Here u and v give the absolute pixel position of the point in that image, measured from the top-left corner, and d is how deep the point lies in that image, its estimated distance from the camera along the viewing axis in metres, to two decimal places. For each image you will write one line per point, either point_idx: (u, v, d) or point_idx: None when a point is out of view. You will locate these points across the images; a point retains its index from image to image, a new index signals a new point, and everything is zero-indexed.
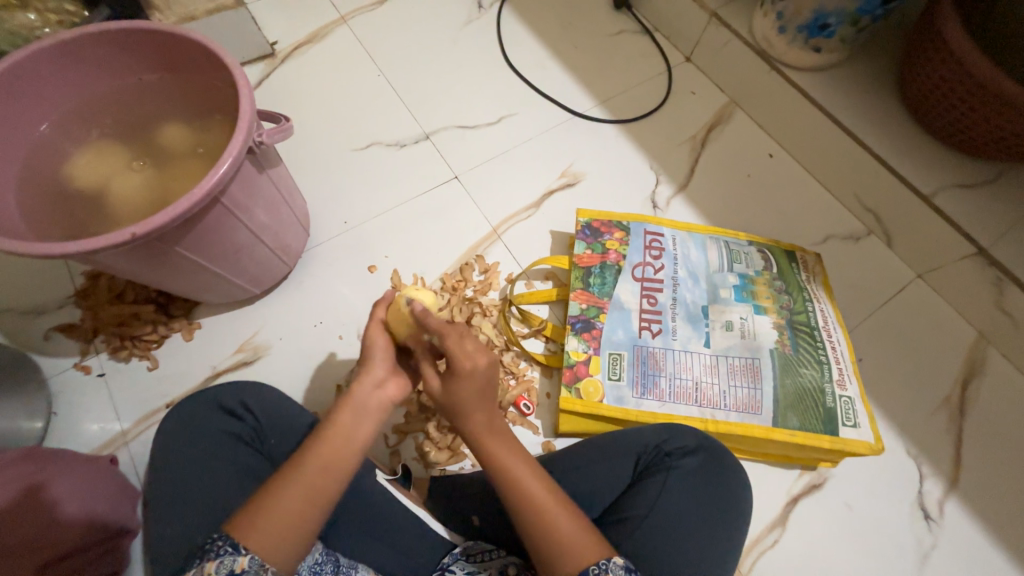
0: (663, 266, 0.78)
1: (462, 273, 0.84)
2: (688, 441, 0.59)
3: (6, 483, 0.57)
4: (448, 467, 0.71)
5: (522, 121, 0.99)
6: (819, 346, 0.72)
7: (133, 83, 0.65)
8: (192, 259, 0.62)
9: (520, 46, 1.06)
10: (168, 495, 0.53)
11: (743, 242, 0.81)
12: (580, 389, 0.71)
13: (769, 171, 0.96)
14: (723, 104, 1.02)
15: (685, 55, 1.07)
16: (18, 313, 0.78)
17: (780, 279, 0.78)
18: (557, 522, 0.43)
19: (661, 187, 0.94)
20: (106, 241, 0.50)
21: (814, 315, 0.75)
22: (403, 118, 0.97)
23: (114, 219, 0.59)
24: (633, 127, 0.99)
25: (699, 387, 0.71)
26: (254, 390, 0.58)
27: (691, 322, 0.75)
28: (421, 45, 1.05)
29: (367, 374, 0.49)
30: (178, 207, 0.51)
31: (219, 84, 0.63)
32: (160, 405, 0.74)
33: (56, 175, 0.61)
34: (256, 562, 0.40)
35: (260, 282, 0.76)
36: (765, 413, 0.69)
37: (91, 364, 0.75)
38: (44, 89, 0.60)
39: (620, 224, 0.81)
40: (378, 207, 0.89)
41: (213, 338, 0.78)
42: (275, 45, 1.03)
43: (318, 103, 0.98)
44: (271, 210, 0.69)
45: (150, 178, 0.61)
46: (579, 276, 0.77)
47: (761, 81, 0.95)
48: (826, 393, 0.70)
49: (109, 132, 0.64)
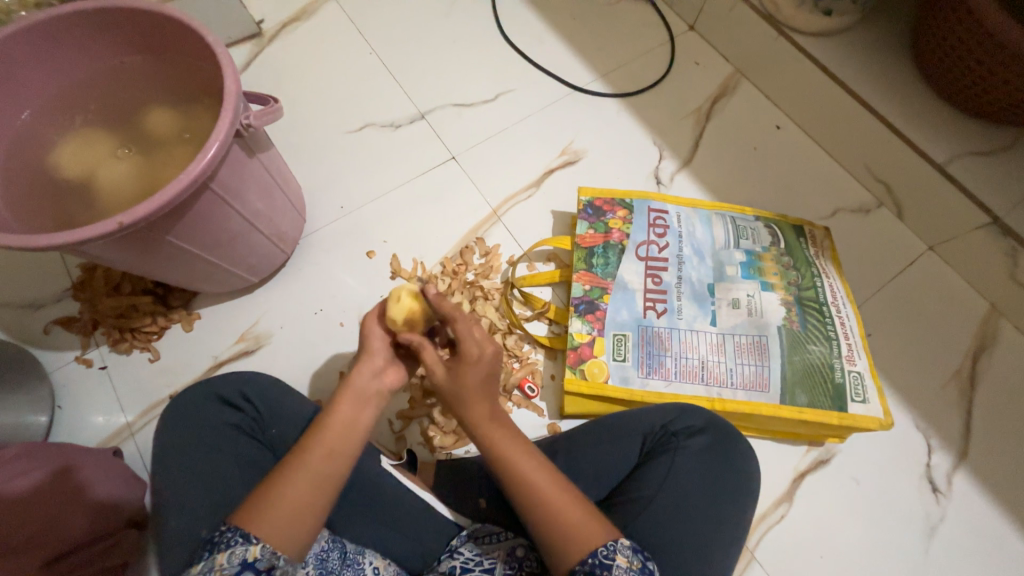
0: (668, 244, 0.77)
1: (462, 256, 0.82)
2: (696, 420, 0.58)
3: (27, 473, 0.57)
4: (454, 451, 0.71)
5: (520, 98, 0.95)
6: (827, 321, 0.71)
7: (115, 67, 0.63)
8: (186, 248, 0.60)
9: (516, 20, 1.02)
10: (167, 489, 0.52)
11: (749, 218, 0.79)
12: (584, 370, 0.70)
13: (775, 143, 0.94)
14: (728, 74, 0.99)
15: (687, 24, 1.03)
16: (17, 307, 0.77)
17: (788, 255, 0.76)
18: (558, 499, 0.42)
19: (664, 162, 0.91)
20: (94, 232, 0.48)
21: (823, 290, 0.73)
22: (396, 98, 0.94)
23: (103, 207, 0.57)
24: (635, 100, 0.96)
25: (705, 366, 0.70)
26: (254, 380, 0.58)
27: (696, 301, 0.74)
28: (412, 21, 1.01)
29: (366, 364, 0.48)
30: (165, 194, 0.50)
31: (205, 66, 0.61)
32: (163, 397, 0.74)
33: (41, 165, 0.59)
34: (269, 550, 0.40)
35: (258, 270, 0.75)
36: (773, 391, 0.68)
37: (92, 357, 0.75)
38: (23, 73, 0.58)
39: (622, 202, 0.79)
40: (374, 191, 0.87)
41: (213, 329, 0.77)
42: (261, 25, 0.99)
43: (308, 84, 0.95)
44: (264, 196, 0.67)
45: (138, 165, 0.59)
46: (582, 257, 0.76)
47: (769, 48, 0.91)
48: (835, 368, 0.68)
49: (93, 118, 0.61)
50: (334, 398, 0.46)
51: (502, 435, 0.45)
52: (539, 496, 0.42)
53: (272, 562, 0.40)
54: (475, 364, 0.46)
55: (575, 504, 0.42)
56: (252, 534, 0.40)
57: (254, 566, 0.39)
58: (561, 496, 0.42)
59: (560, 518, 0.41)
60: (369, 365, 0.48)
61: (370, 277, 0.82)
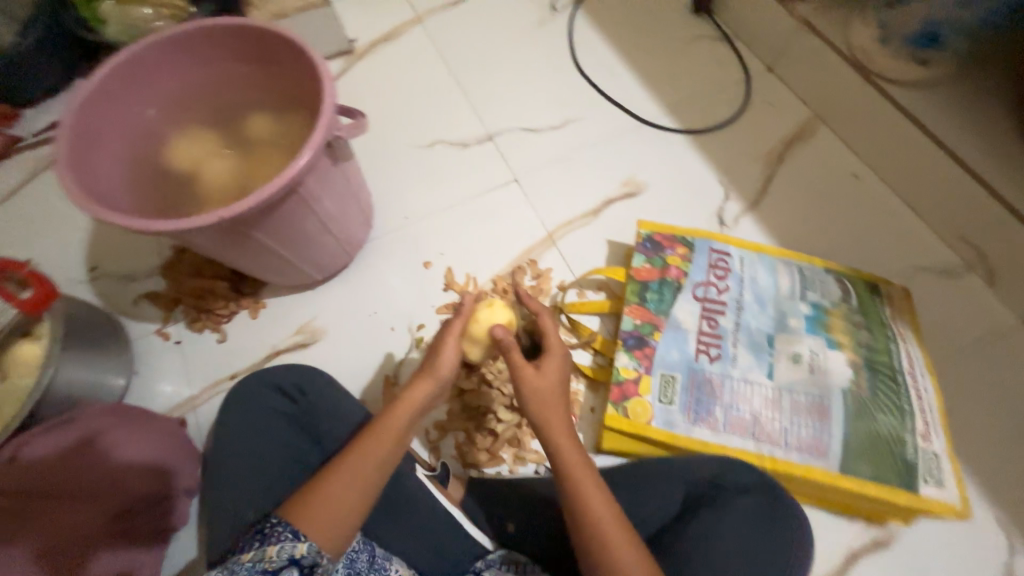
0: (727, 288, 0.74)
1: (514, 276, 0.84)
2: (744, 479, 0.54)
3: (105, 432, 0.63)
4: (486, 469, 0.70)
5: (586, 127, 0.97)
6: (900, 390, 0.65)
7: (229, 76, 0.70)
8: (268, 243, 0.65)
9: (591, 51, 1.04)
10: (221, 468, 0.55)
11: (819, 269, 0.75)
12: (627, 408, 0.68)
13: (852, 193, 0.89)
14: (806, 118, 0.96)
15: (766, 65, 1.01)
16: (113, 278, 0.86)
17: (859, 313, 0.71)
18: (599, 525, 0.45)
19: (728, 203, 0.89)
20: (196, 223, 0.53)
21: (897, 357, 0.68)
22: (468, 118, 0.99)
23: (202, 199, 0.64)
24: (704, 137, 0.95)
25: (758, 420, 0.66)
26: (309, 375, 0.59)
27: (753, 350, 0.70)
28: (490, 48, 1.06)
29: (424, 385, 0.52)
30: (260, 194, 0.54)
31: (306, 80, 0.66)
32: (224, 377, 0.79)
33: (157, 157, 0.66)
34: (314, 548, 0.43)
35: (324, 269, 0.80)
36: (832, 458, 0.63)
37: (170, 331, 0.82)
38: (153, 76, 0.66)
39: (683, 239, 0.78)
40: (437, 204, 0.91)
41: (275, 319, 0.83)
42: (354, 42, 1.08)
43: (388, 99, 1.01)
44: (340, 202, 0.71)
45: (237, 164, 0.65)
46: (636, 290, 0.75)
47: (854, 97, 0.88)
48: (907, 444, 0.62)
49: (205, 119, 0.69)
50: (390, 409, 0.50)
51: (562, 446, 0.49)
52: (581, 514, 0.46)
53: (316, 559, 0.43)
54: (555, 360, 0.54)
55: (616, 531, 0.45)
56: (299, 531, 0.43)
57: (299, 561, 0.43)
58: (603, 524, 0.45)
59: (594, 540, 0.45)
60: (423, 389, 0.51)
61: (423, 287, 0.84)
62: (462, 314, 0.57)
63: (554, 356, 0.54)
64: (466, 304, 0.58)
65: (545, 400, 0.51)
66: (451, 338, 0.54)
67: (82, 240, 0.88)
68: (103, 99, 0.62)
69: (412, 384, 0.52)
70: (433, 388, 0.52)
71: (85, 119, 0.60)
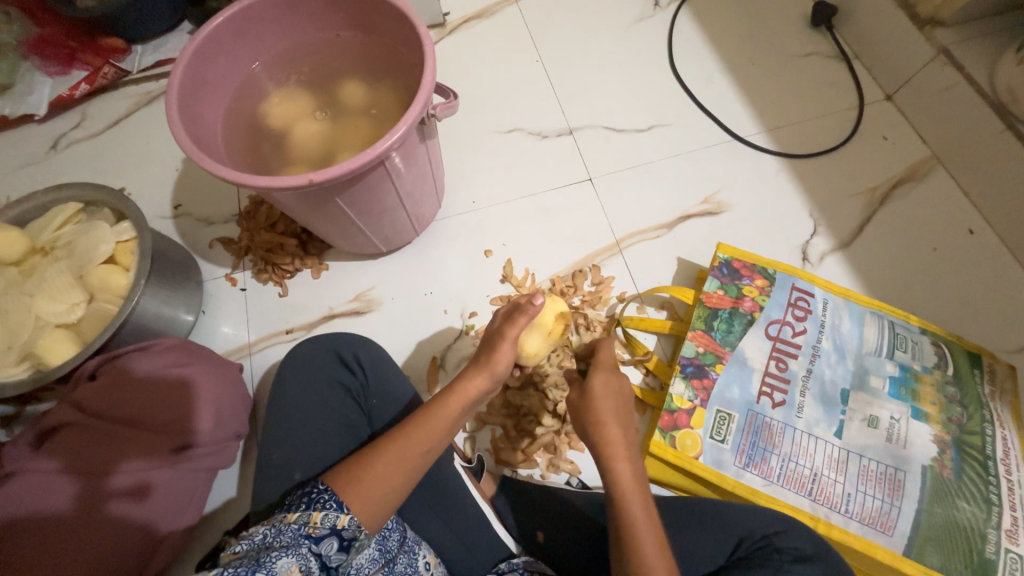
0: (805, 331, 0.69)
1: (574, 278, 0.81)
2: (804, 545, 0.51)
3: (174, 367, 0.65)
4: (518, 469, 0.69)
5: (673, 134, 0.92)
6: (989, 479, 0.59)
7: (332, 39, 0.70)
8: (346, 211, 0.66)
9: (690, 54, 0.98)
10: (273, 422, 0.58)
11: (914, 328, 0.68)
12: (675, 438, 0.65)
13: (963, 250, 0.80)
14: (922, 158, 0.86)
15: (885, 93, 0.91)
16: (193, 218, 0.90)
17: (954, 385, 0.64)
18: (647, 561, 0.43)
19: (816, 238, 0.82)
20: (288, 183, 0.54)
21: (991, 441, 0.61)
22: (550, 108, 0.96)
23: (291, 158, 0.65)
24: (800, 163, 0.88)
25: (817, 479, 0.61)
26: (367, 348, 0.61)
27: (823, 403, 0.65)
28: (583, 37, 1.02)
29: (475, 377, 0.52)
30: (352, 163, 0.54)
31: (406, 53, 0.66)
32: (280, 331, 0.82)
33: (255, 112, 0.68)
34: (355, 522, 0.44)
35: (389, 242, 0.80)
36: (897, 537, 0.58)
37: (237, 278, 0.85)
38: (263, 31, 0.67)
39: (764, 271, 0.73)
40: (506, 193, 0.89)
41: (335, 283, 0.84)
42: (446, 16, 1.06)
43: (473, 79, 1.00)
44: (418, 180, 0.71)
45: (327, 128, 0.66)
46: (703, 316, 0.71)
47: (988, 144, 0.78)
48: (987, 540, 0.56)
49: (303, 79, 0.70)
50: (445, 398, 0.50)
51: (617, 471, 0.48)
52: (627, 542, 0.44)
53: (356, 533, 0.44)
54: (602, 373, 0.53)
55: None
56: (344, 502, 0.44)
57: (341, 533, 0.43)
58: (649, 560, 0.43)
59: None
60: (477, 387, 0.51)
61: (480, 275, 0.83)
62: (526, 312, 0.52)
63: (601, 373, 0.52)
64: (531, 302, 0.52)
65: (604, 418, 0.50)
66: (514, 337, 0.52)
67: (171, 177, 0.93)
68: (216, 47, 0.63)
69: (468, 381, 0.51)
70: (486, 384, 0.52)
71: (198, 66, 0.61)
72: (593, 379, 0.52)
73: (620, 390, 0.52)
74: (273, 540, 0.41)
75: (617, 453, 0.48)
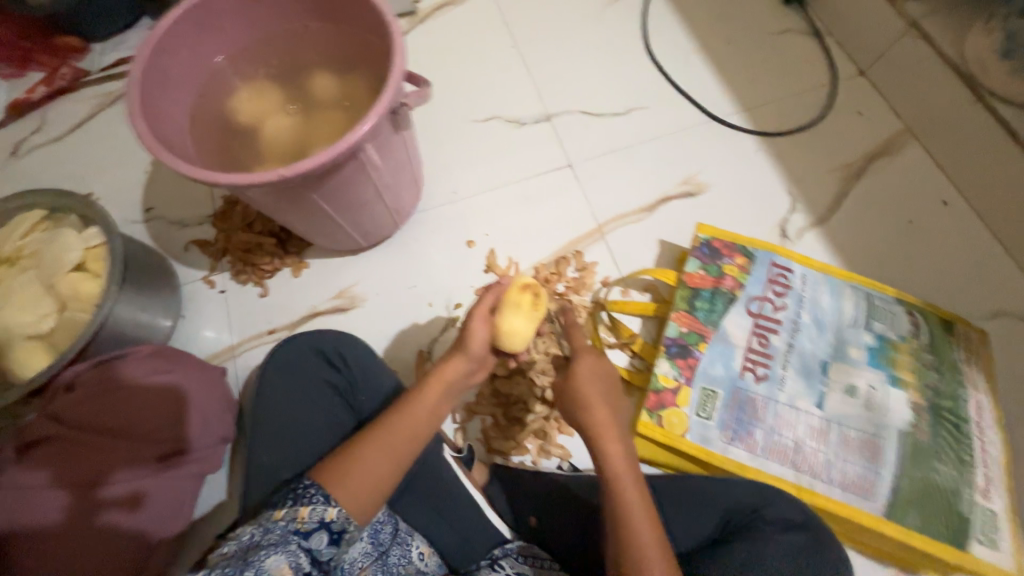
0: (785, 306, 0.70)
1: (557, 265, 0.81)
2: (793, 516, 0.52)
3: (155, 373, 0.64)
4: (510, 457, 0.70)
5: (651, 117, 0.92)
6: (963, 440, 0.61)
7: (298, 29, 0.68)
8: (322, 206, 0.65)
9: (665, 35, 0.98)
10: (259, 424, 0.57)
11: (889, 298, 0.70)
12: (662, 417, 0.66)
13: (936, 220, 0.82)
14: (895, 131, 0.88)
15: (858, 68, 0.92)
16: (167, 221, 0.88)
17: (929, 352, 0.66)
18: (640, 538, 0.44)
19: (794, 215, 0.83)
20: (259, 178, 0.52)
21: (965, 404, 0.63)
22: (528, 95, 0.95)
23: (262, 155, 0.63)
24: (776, 141, 0.89)
25: (801, 450, 0.63)
26: (350, 343, 0.60)
27: (805, 375, 0.66)
28: (558, 21, 1.01)
29: (457, 361, 0.51)
30: (324, 155, 0.53)
31: (375, 42, 0.64)
32: (262, 332, 0.80)
33: (222, 108, 0.66)
34: (343, 514, 0.44)
35: (369, 237, 0.79)
36: (877, 501, 0.59)
37: (216, 280, 0.84)
38: (226, 23, 0.64)
39: (744, 249, 0.74)
40: (486, 183, 0.88)
41: (317, 280, 0.83)
42: (417, 3, 1.04)
43: (448, 68, 0.98)
44: (396, 171, 0.70)
45: (298, 122, 0.65)
46: (685, 296, 0.71)
47: (958, 115, 0.79)
48: (963, 497, 0.58)
49: (271, 72, 0.68)
50: (426, 386, 0.50)
51: (607, 452, 0.49)
52: (619, 521, 0.45)
53: (344, 525, 0.44)
54: (585, 356, 0.53)
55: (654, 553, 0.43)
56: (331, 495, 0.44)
57: (330, 526, 0.43)
58: (642, 537, 0.44)
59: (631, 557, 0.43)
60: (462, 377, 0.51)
61: (464, 266, 0.83)
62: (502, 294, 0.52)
63: (585, 356, 0.53)
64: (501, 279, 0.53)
65: (590, 401, 0.50)
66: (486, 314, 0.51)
67: (140, 180, 0.90)
68: (176, 42, 0.61)
69: (452, 371, 0.51)
70: (470, 372, 0.52)
71: (159, 62, 0.59)
72: (579, 362, 0.52)
73: (603, 371, 0.53)
74: (262, 538, 0.40)
75: (606, 435, 0.49)
